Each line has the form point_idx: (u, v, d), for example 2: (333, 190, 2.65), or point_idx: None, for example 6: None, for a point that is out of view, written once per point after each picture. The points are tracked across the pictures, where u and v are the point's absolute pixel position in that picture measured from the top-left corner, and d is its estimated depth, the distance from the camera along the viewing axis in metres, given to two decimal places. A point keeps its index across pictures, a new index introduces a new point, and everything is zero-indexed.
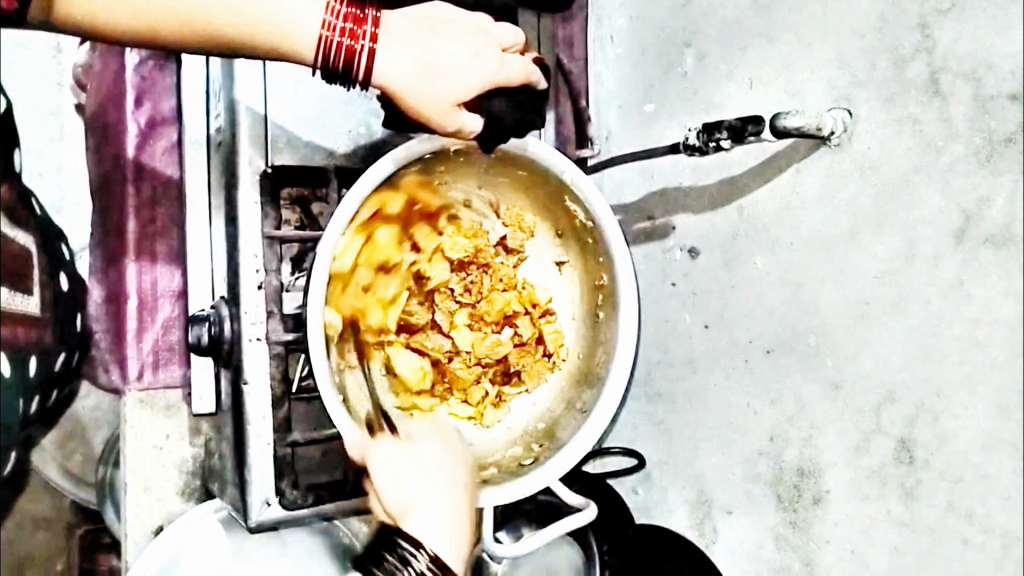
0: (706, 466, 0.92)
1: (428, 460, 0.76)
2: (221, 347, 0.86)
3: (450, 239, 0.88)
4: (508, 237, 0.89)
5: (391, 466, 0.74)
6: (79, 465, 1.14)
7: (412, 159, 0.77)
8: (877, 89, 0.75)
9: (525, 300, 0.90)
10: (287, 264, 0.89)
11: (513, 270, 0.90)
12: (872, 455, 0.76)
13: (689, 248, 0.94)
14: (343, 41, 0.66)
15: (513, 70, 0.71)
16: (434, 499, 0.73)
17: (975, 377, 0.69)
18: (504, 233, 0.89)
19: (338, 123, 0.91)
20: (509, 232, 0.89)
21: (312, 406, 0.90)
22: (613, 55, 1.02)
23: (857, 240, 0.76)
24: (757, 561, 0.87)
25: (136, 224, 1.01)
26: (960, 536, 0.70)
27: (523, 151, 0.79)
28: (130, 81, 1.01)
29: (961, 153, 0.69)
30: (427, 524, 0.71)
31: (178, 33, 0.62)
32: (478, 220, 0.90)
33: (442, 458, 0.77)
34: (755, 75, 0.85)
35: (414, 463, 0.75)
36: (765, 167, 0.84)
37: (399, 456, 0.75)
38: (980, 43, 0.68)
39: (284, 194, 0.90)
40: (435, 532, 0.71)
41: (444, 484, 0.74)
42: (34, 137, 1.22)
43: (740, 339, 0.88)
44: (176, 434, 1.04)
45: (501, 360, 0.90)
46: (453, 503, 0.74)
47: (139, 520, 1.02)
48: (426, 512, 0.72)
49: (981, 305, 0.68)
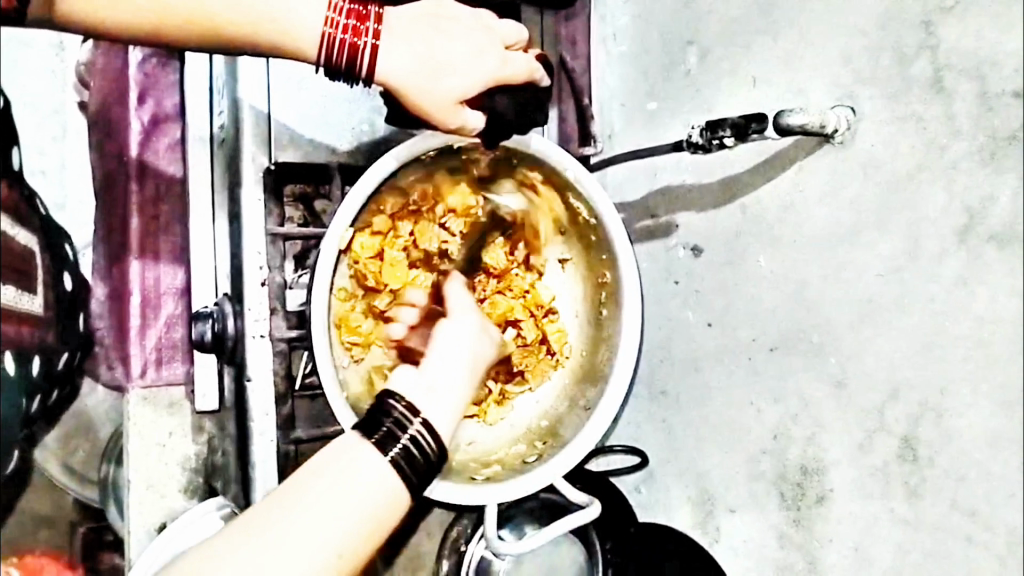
0: (709, 464, 0.92)
1: (471, 350, 0.74)
2: (225, 343, 0.86)
3: (487, 232, 0.87)
4: None
5: (447, 336, 0.74)
6: (82, 462, 1.14)
7: (415, 155, 0.78)
8: (881, 86, 0.75)
9: (530, 303, 0.89)
10: (289, 262, 0.89)
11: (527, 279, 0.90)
12: (875, 453, 0.76)
13: (692, 246, 0.94)
14: (344, 38, 0.66)
15: (516, 68, 0.71)
16: (447, 380, 0.71)
17: (979, 375, 0.68)
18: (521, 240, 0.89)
19: (341, 121, 0.91)
20: (528, 241, 0.90)
21: (314, 402, 0.89)
22: (616, 53, 1.02)
23: (861, 237, 0.76)
24: (759, 559, 0.87)
25: (139, 221, 1.01)
26: (964, 534, 0.70)
27: (526, 148, 0.80)
28: (133, 78, 1.02)
29: (964, 151, 0.69)
30: (439, 398, 0.70)
31: (180, 30, 0.63)
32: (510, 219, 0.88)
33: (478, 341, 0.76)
34: (758, 73, 0.85)
35: (469, 346, 0.75)
36: (768, 165, 0.84)
37: (454, 331, 0.75)
38: (984, 41, 0.68)
39: (288, 191, 0.89)
40: (441, 405, 0.70)
41: (470, 375, 0.73)
42: (36, 135, 1.22)
43: (743, 337, 0.88)
44: (179, 431, 1.03)
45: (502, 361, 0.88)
46: (460, 393, 0.71)
47: (141, 518, 1.01)
48: (431, 385, 0.70)
49: (986, 303, 0.68)
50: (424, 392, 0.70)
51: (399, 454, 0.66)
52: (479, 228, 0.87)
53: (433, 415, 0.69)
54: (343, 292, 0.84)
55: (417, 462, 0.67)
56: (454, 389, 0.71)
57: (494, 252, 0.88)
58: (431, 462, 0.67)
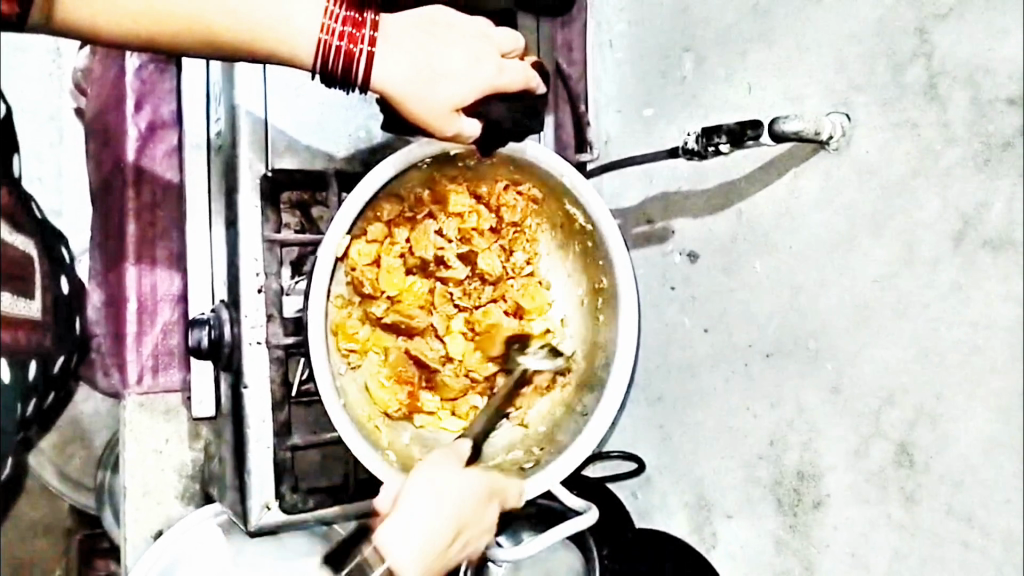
0: (706, 471, 0.92)
1: (450, 492, 0.74)
2: (221, 350, 0.85)
3: (484, 242, 0.88)
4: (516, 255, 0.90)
5: (438, 474, 0.74)
6: (79, 469, 1.14)
7: (410, 164, 0.78)
8: (876, 93, 0.75)
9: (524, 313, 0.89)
10: (286, 268, 0.88)
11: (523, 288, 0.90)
12: (871, 458, 0.76)
13: (689, 253, 0.94)
14: (341, 44, 0.66)
15: (512, 75, 0.71)
16: (415, 523, 0.72)
17: (975, 380, 0.69)
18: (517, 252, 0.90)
19: (338, 128, 0.91)
20: (524, 254, 0.90)
21: (310, 409, 0.89)
22: (613, 60, 1.03)
23: (856, 243, 0.77)
24: (756, 565, 0.87)
25: (136, 228, 1.01)
26: (960, 539, 0.70)
27: (521, 155, 0.80)
28: (130, 85, 1.00)
29: (958, 157, 0.69)
30: (402, 534, 0.71)
31: (179, 36, 0.62)
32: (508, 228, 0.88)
33: (459, 476, 0.75)
34: (754, 80, 0.85)
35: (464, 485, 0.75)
36: (763, 172, 0.84)
37: (447, 470, 0.75)
38: (978, 48, 0.68)
39: (284, 198, 0.89)
40: (402, 541, 0.70)
41: (442, 515, 0.72)
42: (34, 141, 1.22)
43: (740, 343, 0.88)
44: (175, 438, 1.05)
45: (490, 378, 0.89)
46: (433, 536, 0.72)
47: (139, 524, 1.02)
48: (408, 525, 0.71)
49: (981, 308, 0.68)
50: (388, 528, 0.71)
51: None
52: (476, 238, 0.87)
53: (399, 555, 0.70)
54: (341, 299, 0.83)
55: None
56: (427, 529, 0.72)
57: (490, 262, 0.88)
58: None
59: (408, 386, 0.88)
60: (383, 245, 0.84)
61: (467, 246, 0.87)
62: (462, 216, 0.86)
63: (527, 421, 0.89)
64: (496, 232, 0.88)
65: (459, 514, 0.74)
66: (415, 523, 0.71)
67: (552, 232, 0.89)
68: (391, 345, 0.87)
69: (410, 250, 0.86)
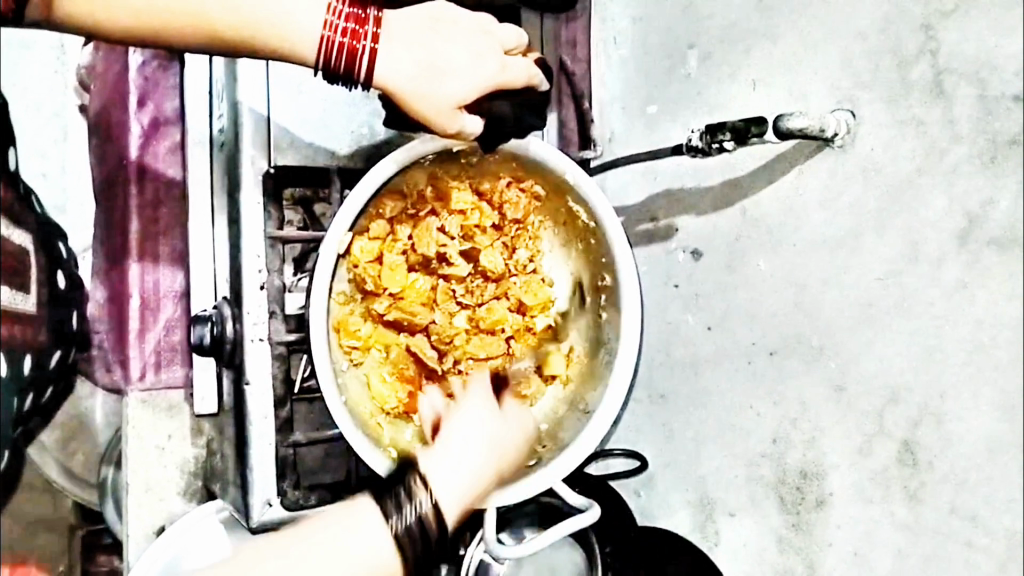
0: (709, 469, 0.92)
1: (491, 435, 0.76)
2: (223, 347, 0.85)
3: (486, 239, 0.87)
4: (519, 252, 0.88)
5: (464, 421, 0.77)
6: (81, 465, 1.15)
7: (414, 159, 0.78)
8: (882, 90, 0.75)
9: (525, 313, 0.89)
10: (289, 265, 0.89)
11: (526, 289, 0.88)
12: (875, 457, 0.76)
13: (693, 250, 0.94)
14: (343, 41, 0.66)
15: (515, 72, 0.71)
16: (462, 458, 0.74)
17: (978, 379, 0.68)
18: (521, 250, 0.88)
19: (341, 124, 0.91)
20: (527, 250, 0.89)
21: (312, 405, 0.90)
22: (617, 57, 1.02)
23: (861, 241, 0.76)
24: (759, 562, 0.87)
25: (139, 225, 1.01)
26: (964, 539, 0.70)
27: (525, 150, 0.79)
28: (132, 81, 1.01)
29: (963, 155, 0.69)
30: (446, 470, 0.72)
31: (180, 33, 0.62)
32: (511, 224, 0.87)
33: (497, 418, 0.78)
34: (759, 77, 0.85)
35: (491, 428, 0.77)
36: (768, 169, 0.84)
37: (471, 413, 0.78)
38: (985, 45, 0.68)
39: (287, 194, 0.89)
40: (447, 475, 0.72)
41: (484, 454, 0.75)
42: (38, 137, 1.22)
43: (744, 340, 0.88)
44: (178, 434, 1.04)
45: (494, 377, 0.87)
46: (477, 474, 0.74)
47: (139, 521, 1.02)
48: (452, 462, 0.73)
49: (985, 307, 0.68)
50: (434, 462, 0.73)
51: (403, 529, 0.67)
52: (479, 235, 0.86)
53: (444, 489, 0.71)
54: (342, 298, 0.85)
55: (422, 538, 0.68)
56: (471, 465, 0.74)
57: (492, 259, 0.86)
58: (433, 540, 0.69)
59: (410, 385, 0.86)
60: (383, 242, 0.84)
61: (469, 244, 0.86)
62: (464, 213, 0.85)
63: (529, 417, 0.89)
64: (499, 231, 0.87)
65: (496, 453, 0.76)
66: (460, 463, 0.73)
67: (554, 230, 0.89)
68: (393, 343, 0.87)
69: (412, 247, 0.85)
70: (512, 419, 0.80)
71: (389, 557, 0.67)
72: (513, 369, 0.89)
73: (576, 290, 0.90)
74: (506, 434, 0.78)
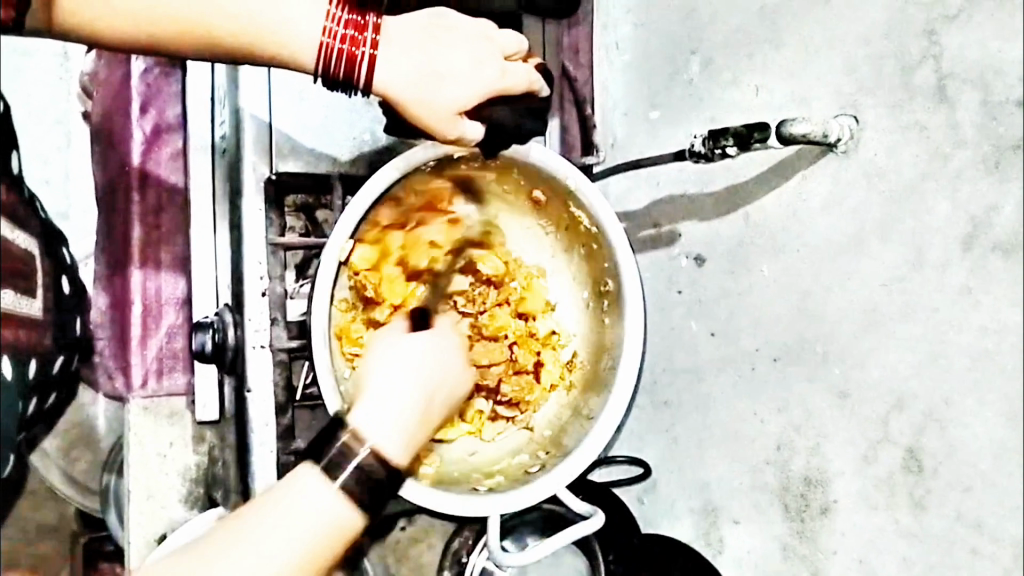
0: (712, 476, 0.91)
1: (426, 368, 0.71)
2: (225, 354, 0.85)
3: (481, 255, 0.89)
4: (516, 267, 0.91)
5: (387, 355, 0.71)
6: (82, 471, 1.14)
7: (415, 166, 0.78)
8: (884, 95, 0.74)
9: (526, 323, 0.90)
10: (291, 271, 0.89)
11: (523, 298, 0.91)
12: (880, 464, 0.75)
13: (695, 256, 0.93)
14: (343, 47, 0.66)
15: (516, 78, 0.70)
16: (397, 396, 0.69)
17: (983, 386, 0.68)
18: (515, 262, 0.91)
19: (342, 131, 0.91)
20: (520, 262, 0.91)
21: (315, 412, 0.89)
22: (619, 62, 1.02)
23: (864, 246, 0.76)
24: (763, 570, 0.86)
25: (141, 231, 1.01)
26: (970, 546, 0.69)
27: (525, 157, 0.79)
28: (136, 88, 1.02)
29: (968, 160, 0.69)
30: (377, 413, 0.67)
31: (179, 40, 0.63)
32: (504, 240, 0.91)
33: (425, 344, 0.73)
34: (761, 82, 0.85)
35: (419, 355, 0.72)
36: (771, 174, 0.83)
37: (398, 345, 0.72)
38: (989, 50, 0.68)
39: (289, 201, 0.90)
40: (379, 420, 0.67)
41: (420, 383, 0.70)
42: (41, 144, 1.22)
43: (748, 347, 0.87)
44: (179, 442, 1.02)
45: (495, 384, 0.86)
46: (416, 408, 0.69)
47: (141, 529, 0.99)
48: (384, 404, 0.68)
49: (990, 313, 0.68)
50: (364, 409, 0.67)
51: (347, 484, 0.64)
52: (475, 253, 0.89)
53: (378, 434, 0.67)
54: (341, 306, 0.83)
55: (368, 485, 0.65)
56: (405, 401, 0.69)
57: (490, 264, 0.89)
58: (382, 479, 0.65)
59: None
60: (385, 250, 0.84)
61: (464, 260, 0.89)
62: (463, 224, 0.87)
63: (532, 425, 0.89)
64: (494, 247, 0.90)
65: (430, 380, 0.71)
66: (392, 401, 0.68)
67: (555, 236, 0.90)
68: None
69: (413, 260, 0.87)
70: (440, 340, 0.75)
71: (345, 506, 0.64)
72: (515, 376, 0.88)
73: (578, 296, 0.90)
74: (436, 360, 0.73)
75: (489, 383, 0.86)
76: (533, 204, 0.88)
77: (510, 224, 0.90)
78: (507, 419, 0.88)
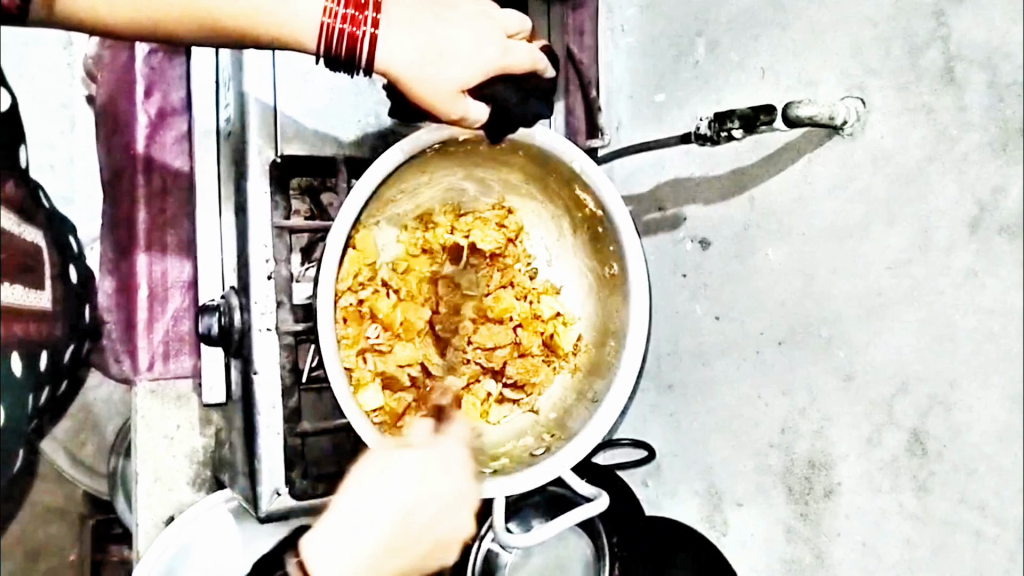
0: (717, 459, 0.91)
1: (403, 491, 0.73)
2: (232, 336, 0.86)
3: (480, 232, 0.90)
4: (516, 244, 0.91)
5: (363, 482, 0.73)
6: (91, 454, 1.16)
7: (419, 149, 0.76)
8: (890, 77, 0.74)
9: (531, 308, 0.91)
10: (296, 255, 0.88)
11: (528, 279, 0.92)
12: (884, 447, 0.76)
13: (700, 240, 0.93)
14: (343, 28, 0.66)
15: (519, 56, 0.70)
16: (364, 514, 0.72)
17: (987, 369, 0.68)
18: (516, 239, 0.91)
19: (347, 112, 0.91)
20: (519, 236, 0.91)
21: (321, 395, 0.88)
22: (625, 45, 1.02)
23: (871, 229, 0.76)
24: (767, 553, 0.86)
25: (146, 215, 1.02)
26: (973, 529, 0.70)
27: (531, 140, 0.78)
28: (140, 71, 1.02)
29: (975, 142, 0.68)
30: (343, 525, 0.71)
31: (181, 25, 0.64)
32: (506, 214, 0.91)
33: (431, 468, 0.75)
34: (768, 64, 0.84)
35: (400, 484, 0.74)
36: (778, 157, 0.83)
37: (383, 470, 0.74)
38: (996, 31, 0.67)
39: (294, 184, 0.89)
40: (337, 547, 0.71)
41: (391, 517, 0.73)
42: (45, 129, 1.23)
43: (752, 331, 0.87)
44: (186, 425, 1.03)
45: (502, 364, 0.90)
46: (375, 537, 0.72)
47: (149, 509, 1.01)
48: (347, 522, 0.72)
49: (996, 296, 0.67)
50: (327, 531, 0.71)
51: None
52: (476, 230, 0.90)
53: (331, 565, 0.70)
54: (348, 339, 0.82)
55: None
56: (365, 530, 0.72)
57: (490, 239, 0.90)
58: None
59: (430, 379, 0.87)
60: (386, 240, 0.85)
61: (464, 237, 0.90)
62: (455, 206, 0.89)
63: (537, 407, 0.89)
64: (495, 222, 0.91)
65: (406, 507, 0.73)
66: (349, 529, 0.72)
67: (563, 219, 0.89)
68: (415, 335, 0.88)
69: (415, 245, 0.89)
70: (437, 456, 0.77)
71: None
72: (519, 358, 0.90)
73: (582, 279, 0.90)
74: (420, 482, 0.74)
75: (494, 364, 0.89)
76: (538, 187, 0.87)
77: (515, 208, 0.90)
78: (514, 402, 0.89)
